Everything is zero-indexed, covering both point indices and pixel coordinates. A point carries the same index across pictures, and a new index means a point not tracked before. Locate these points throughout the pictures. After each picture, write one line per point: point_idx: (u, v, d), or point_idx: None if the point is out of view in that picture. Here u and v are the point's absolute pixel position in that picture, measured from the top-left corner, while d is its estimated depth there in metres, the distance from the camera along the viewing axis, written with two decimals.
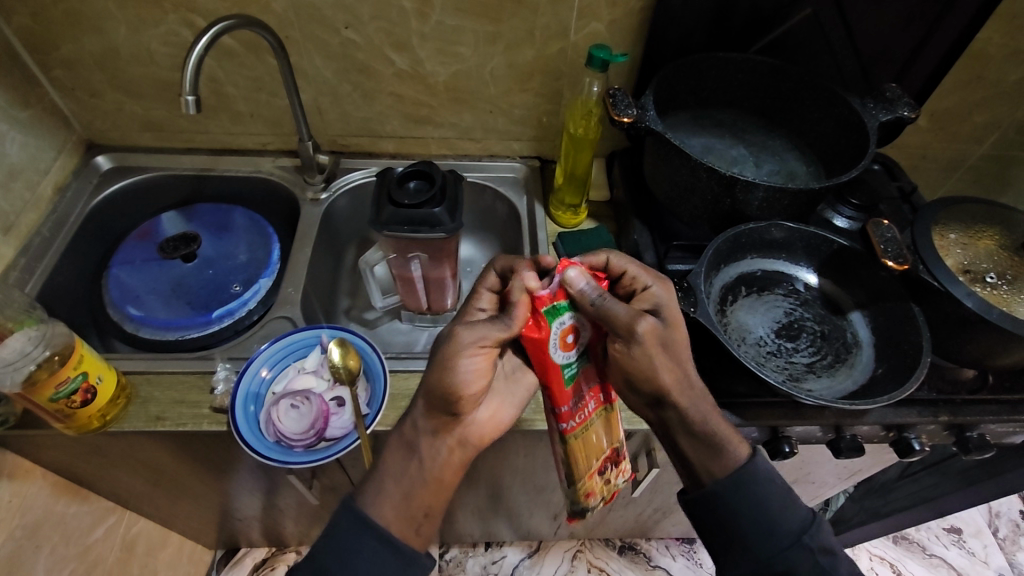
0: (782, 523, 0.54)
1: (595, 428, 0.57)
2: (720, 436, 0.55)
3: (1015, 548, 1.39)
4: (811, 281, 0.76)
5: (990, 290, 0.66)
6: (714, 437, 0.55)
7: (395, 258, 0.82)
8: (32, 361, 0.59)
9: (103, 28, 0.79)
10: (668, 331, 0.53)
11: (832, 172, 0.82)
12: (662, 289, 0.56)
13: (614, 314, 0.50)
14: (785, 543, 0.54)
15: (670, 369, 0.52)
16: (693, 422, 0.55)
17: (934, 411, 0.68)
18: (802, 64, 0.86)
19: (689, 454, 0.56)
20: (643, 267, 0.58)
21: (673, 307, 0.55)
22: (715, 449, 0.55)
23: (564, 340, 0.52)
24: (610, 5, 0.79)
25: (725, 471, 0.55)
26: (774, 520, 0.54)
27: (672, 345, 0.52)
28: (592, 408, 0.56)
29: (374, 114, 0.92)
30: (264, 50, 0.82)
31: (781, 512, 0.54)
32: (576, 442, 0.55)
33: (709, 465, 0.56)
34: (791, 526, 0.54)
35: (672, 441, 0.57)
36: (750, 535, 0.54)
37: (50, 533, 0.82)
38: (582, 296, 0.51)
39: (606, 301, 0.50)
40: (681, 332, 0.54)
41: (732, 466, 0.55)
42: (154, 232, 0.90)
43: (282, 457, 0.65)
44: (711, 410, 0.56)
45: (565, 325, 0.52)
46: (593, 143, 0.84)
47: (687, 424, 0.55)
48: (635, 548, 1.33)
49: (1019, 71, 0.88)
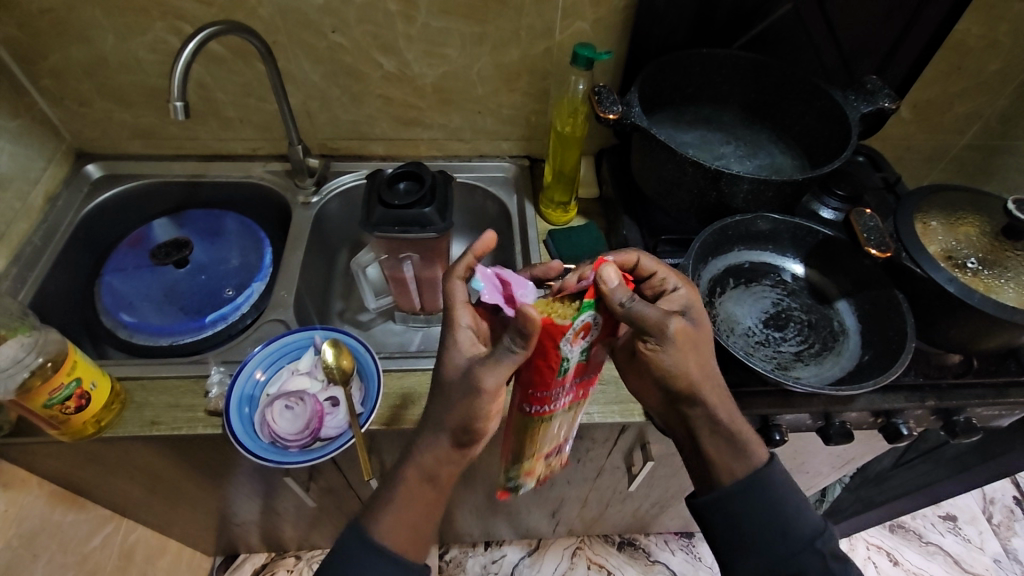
0: (790, 519, 0.55)
1: (559, 415, 0.54)
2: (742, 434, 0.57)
3: (1010, 534, 1.40)
4: (797, 272, 0.77)
5: (970, 275, 0.68)
6: (737, 436, 0.57)
7: (387, 259, 0.82)
8: (25, 368, 0.60)
9: (90, 37, 0.80)
10: (694, 333, 0.52)
11: (816, 164, 0.83)
12: (690, 289, 0.55)
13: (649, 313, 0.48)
14: (795, 542, 0.55)
15: (697, 367, 0.53)
16: (721, 420, 0.56)
17: (921, 396, 0.69)
18: (785, 58, 0.88)
19: (712, 451, 0.57)
20: (671, 268, 0.56)
21: (701, 309, 0.55)
22: (735, 447, 0.57)
23: (577, 334, 0.45)
24: (593, 4, 0.80)
25: (746, 471, 0.57)
26: (785, 519, 0.55)
27: (700, 345, 0.53)
28: (564, 402, 0.52)
29: (363, 116, 0.92)
30: (252, 56, 0.83)
31: (794, 512, 0.56)
32: (537, 428, 0.53)
33: (729, 464, 0.57)
34: (801, 525, 0.55)
35: (696, 439, 0.58)
36: (757, 532, 0.55)
37: (47, 542, 0.82)
38: (613, 297, 0.46)
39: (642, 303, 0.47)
40: (707, 332, 0.54)
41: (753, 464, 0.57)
42: (145, 239, 0.91)
43: (277, 457, 0.65)
44: (730, 411, 0.57)
45: (585, 321, 0.45)
46: (580, 140, 0.85)
47: (712, 422, 0.56)
48: (634, 543, 1.33)
49: (998, 61, 0.90)
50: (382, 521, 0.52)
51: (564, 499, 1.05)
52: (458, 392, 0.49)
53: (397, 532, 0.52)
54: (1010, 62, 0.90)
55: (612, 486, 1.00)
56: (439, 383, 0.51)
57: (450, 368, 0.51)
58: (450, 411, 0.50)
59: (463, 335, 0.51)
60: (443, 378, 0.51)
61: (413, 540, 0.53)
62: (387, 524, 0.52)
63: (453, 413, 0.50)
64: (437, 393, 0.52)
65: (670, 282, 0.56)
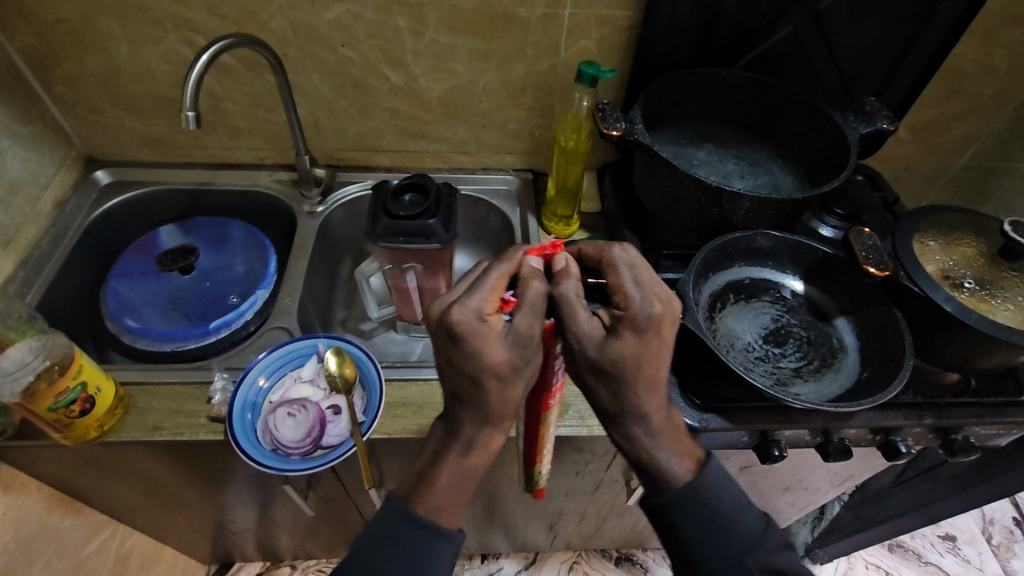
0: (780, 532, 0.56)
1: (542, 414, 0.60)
2: (663, 459, 0.52)
3: (1010, 555, 1.39)
4: (797, 288, 0.78)
5: (968, 295, 0.68)
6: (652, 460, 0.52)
7: (391, 269, 0.83)
8: (31, 372, 0.60)
9: (105, 47, 0.81)
10: (599, 357, 0.49)
11: (816, 182, 0.84)
12: (637, 312, 0.49)
13: (564, 308, 0.50)
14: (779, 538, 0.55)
15: (605, 386, 0.50)
16: (637, 440, 0.51)
17: (919, 414, 0.69)
18: (786, 77, 0.89)
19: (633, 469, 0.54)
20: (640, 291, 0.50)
21: (643, 336, 0.49)
22: (658, 467, 0.52)
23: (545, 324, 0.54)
24: (598, 23, 0.81)
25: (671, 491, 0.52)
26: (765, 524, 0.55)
27: (614, 369, 0.49)
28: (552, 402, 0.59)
29: (370, 128, 0.94)
30: (263, 68, 0.84)
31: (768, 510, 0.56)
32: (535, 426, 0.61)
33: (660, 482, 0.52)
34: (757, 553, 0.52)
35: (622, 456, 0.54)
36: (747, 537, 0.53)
37: (44, 547, 0.82)
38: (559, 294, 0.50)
39: (562, 290, 0.50)
40: (627, 361, 0.49)
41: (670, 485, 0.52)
42: (151, 246, 0.92)
43: (279, 465, 0.65)
44: (647, 433, 0.51)
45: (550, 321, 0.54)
46: (584, 155, 0.86)
47: (630, 440, 0.52)
48: (632, 559, 1.32)
49: (995, 85, 0.91)
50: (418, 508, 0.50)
51: (562, 512, 1.05)
52: (516, 347, 0.48)
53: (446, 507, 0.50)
54: (1007, 85, 0.92)
55: (611, 500, 1.00)
56: (498, 372, 0.48)
57: (490, 350, 0.48)
58: (521, 374, 0.49)
59: (485, 318, 0.48)
60: (490, 368, 0.48)
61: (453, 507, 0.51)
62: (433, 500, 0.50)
63: (528, 366, 0.49)
64: (471, 383, 0.49)
65: (633, 301, 0.50)
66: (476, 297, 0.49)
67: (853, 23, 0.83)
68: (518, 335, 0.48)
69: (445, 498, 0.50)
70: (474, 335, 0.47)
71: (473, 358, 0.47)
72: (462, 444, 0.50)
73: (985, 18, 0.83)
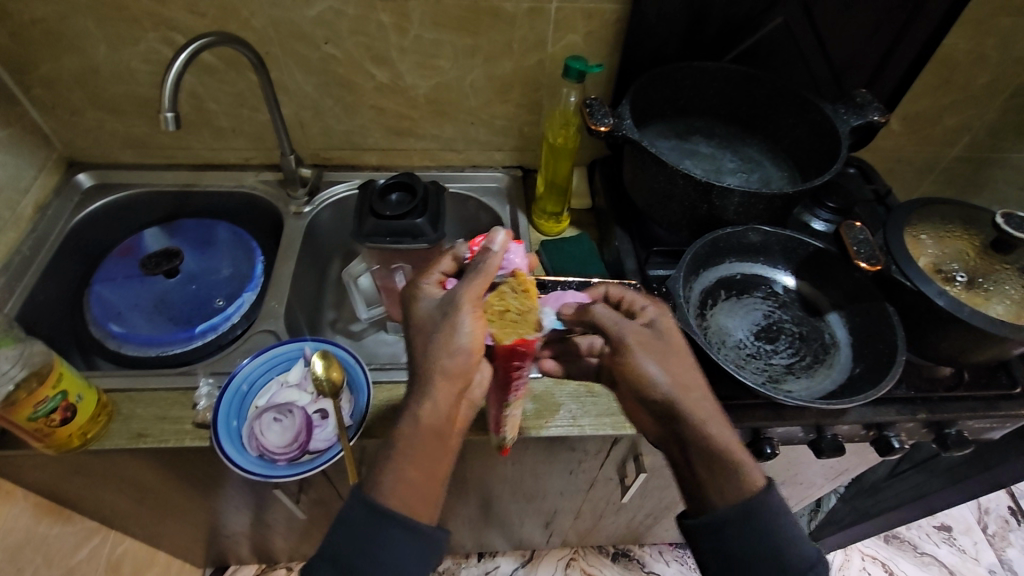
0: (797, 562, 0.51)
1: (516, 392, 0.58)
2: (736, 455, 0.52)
3: (1005, 544, 1.39)
4: (788, 284, 0.77)
5: (959, 288, 0.68)
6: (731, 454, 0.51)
7: (379, 269, 0.82)
8: (10, 381, 0.58)
9: (83, 47, 0.79)
10: (660, 344, 0.54)
11: (808, 176, 0.83)
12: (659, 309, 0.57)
13: (603, 320, 0.54)
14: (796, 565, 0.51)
15: (676, 372, 0.53)
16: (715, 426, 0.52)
17: (913, 409, 0.69)
18: (776, 70, 0.88)
19: (706, 478, 0.52)
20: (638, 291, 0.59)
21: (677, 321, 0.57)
22: (733, 466, 0.51)
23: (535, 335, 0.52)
24: (586, 18, 0.80)
25: (743, 497, 0.51)
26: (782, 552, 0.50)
27: (675, 347, 0.54)
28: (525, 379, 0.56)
29: (356, 127, 0.92)
30: (244, 66, 0.83)
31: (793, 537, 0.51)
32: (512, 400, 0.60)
33: (733, 481, 0.51)
34: (784, 554, 0.50)
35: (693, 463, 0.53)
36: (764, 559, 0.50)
37: (33, 556, 0.81)
38: (588, 317, 0.54)
39: (597, 309, 0.54)
40: (678, 345, 0.55)
41: (752, 490, 0.51)
42: (137, 248, 0.91)
43: (264, 471, 0.64)
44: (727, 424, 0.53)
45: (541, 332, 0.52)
46: (572, 152, 0.85)
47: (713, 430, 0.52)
48: (628, 554, 1.33)
49: (986, 75, 0.91)
50: (389, 493, 0.48)
51: (557, 510, 1.04)
52: (441, 307, 0.51)
53: (408, 492, 0.48)
54: (999, 76, 0.91)
55: (606, 497, 0.99)
56: (429, 330, 0.51)
57: (425, 306, 0.53)
58: (449, 332, 0.49)
59: (434, 287, 0.55)
60: (420, 326, 0.51)
61: (420, 497, 0.49)
62: (400, 486, 0.48)
63: (448, 322, 0.50)
64: (422, 339, 0.51)
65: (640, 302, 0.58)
66: (427, 276, 0.56)
67: (844, 15, 0.82)
68: (446, 297, 0.52)
69: (412, 489, 0.48)
70: (415, 298, 0.54)
71: (415, 317, 0.53)
72: (408, 419, 0.49)
73: (976, 8, 0.82)
